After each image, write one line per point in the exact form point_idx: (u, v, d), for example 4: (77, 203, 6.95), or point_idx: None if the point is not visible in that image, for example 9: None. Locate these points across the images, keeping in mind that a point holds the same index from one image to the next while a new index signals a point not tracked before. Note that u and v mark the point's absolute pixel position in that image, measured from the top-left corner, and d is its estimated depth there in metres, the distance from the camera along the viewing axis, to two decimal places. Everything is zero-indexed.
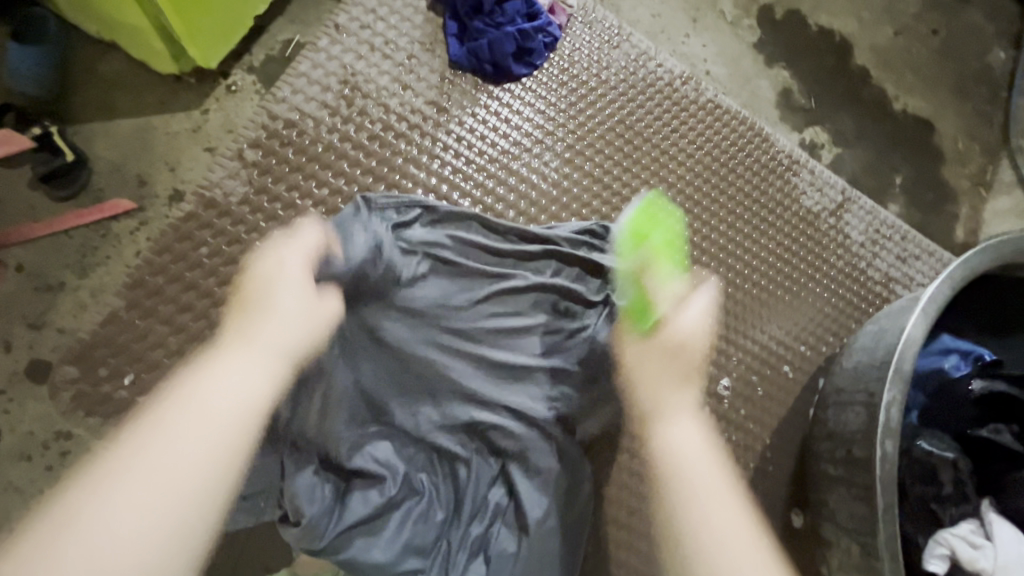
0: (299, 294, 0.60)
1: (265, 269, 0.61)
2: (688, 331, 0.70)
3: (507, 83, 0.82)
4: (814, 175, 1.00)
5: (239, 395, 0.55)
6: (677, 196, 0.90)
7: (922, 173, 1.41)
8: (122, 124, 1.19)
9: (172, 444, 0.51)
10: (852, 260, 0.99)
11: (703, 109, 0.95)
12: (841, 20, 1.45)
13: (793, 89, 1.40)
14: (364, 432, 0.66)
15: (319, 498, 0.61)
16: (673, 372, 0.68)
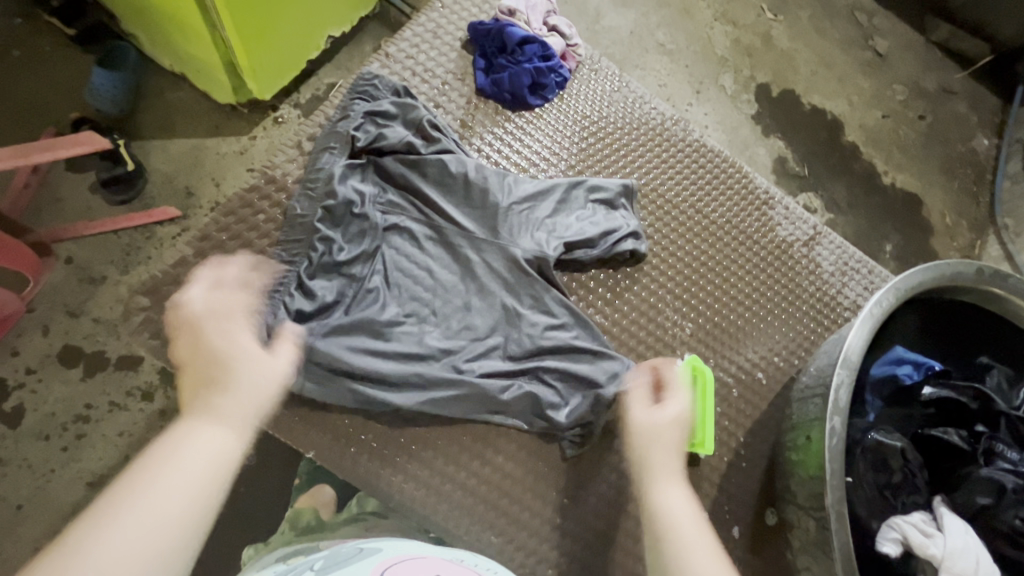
0: (276, 365, 0.67)
1: (232, 348, 0.65)
2: (670, 417, 0.75)
3: (522, 111, 0.97)
4: (788, 210, 1.13)
5: (194, 472, 0.56)
6: (664, 216, 1.03)
7: (911, 242, 1.57)
8: (183, 141, 1.40)
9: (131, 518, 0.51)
10: (823, 286, 1.10)
11: (690, 146, 1.10)
12: (832, 101, 1.64)
13: (788, 157, 1.58)
14: (389, 338, 0.78)
15: (366, 386, 0.75)
16: (673, 451, 0.74)
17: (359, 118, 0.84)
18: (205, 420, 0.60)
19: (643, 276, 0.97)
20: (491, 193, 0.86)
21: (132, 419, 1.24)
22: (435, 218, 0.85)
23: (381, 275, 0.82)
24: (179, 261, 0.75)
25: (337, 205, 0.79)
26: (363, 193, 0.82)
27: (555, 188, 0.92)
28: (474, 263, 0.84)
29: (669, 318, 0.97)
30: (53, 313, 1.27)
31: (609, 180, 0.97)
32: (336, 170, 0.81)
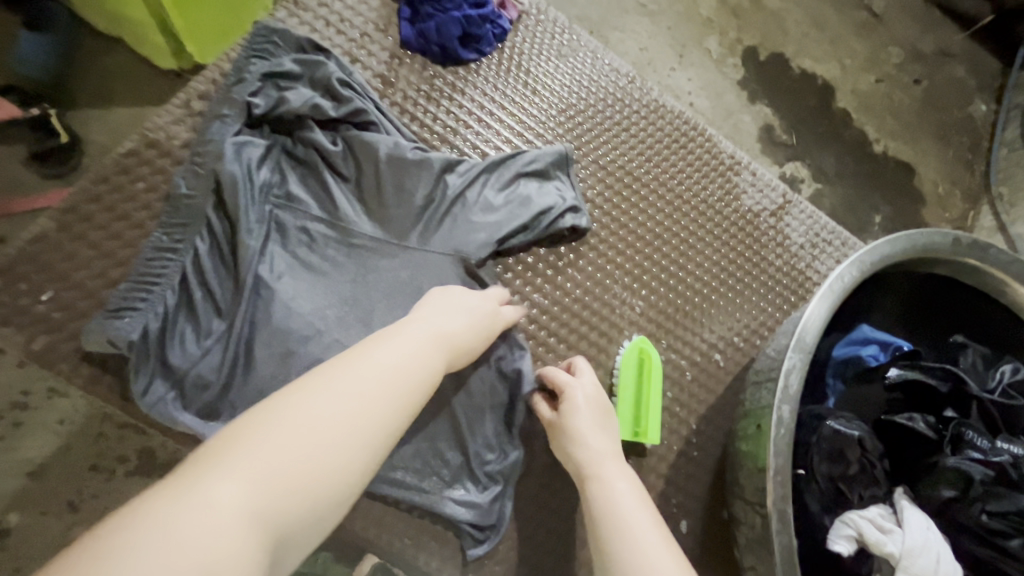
0: (483, 310, 0.70)
1: (456, 297, 0.69)
2: (587, 386, 0.74)
3: (454, 67, 0.87)
4: (756, 176, 1.04)
5: (389, 357, 0.55)
6: (617, 184, 0.94)
7: (901, 214, 1.48)
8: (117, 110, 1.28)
9: (321, 391, 0.50)
10: (791, 259, 1.02)
11: (646, 107, 1.00)
12: (823, 64, 1.52)
13: (775, 125, 1.47)
14: (281, 352, 0.66)
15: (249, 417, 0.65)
16: (597, 423, 0.71)
17: (254, 74, 0.73)
18: (421, 326, 0.61)
19: (588, 250, 0.88)
20: (409, 170, 0.75)
21: (74, 405, 1.10)
22: (339, 204, 0.73)
23: (276, 272, 0.69)
24: (38, 236, 0.65)
25: (226, 185, 0.68)
26: (251, 173, 0.70)
27: (479, 168, 0.81)
28: (392, 254, 0.73)
29: (618, 296, 0.89)
30: None
31: (541, 150, 0.87)
32: (221, 139, 0.69)
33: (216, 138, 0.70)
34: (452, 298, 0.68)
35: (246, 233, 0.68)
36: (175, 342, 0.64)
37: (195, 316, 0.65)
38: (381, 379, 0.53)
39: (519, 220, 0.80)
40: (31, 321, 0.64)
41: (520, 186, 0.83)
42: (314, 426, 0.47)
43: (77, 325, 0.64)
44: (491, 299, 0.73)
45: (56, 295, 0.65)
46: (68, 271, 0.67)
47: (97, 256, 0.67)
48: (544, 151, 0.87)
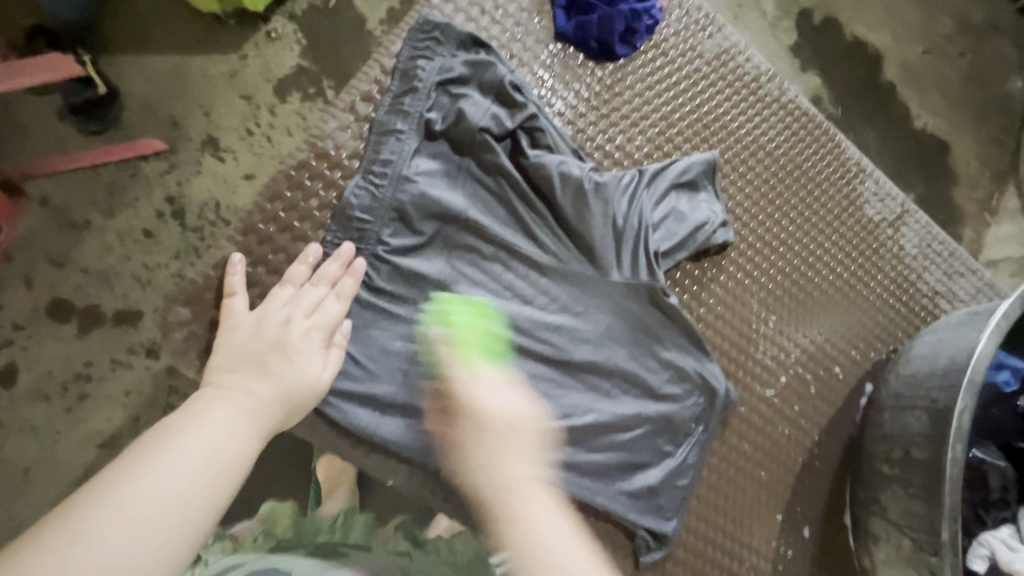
0: (313, 369, 0.64)
1: (276, 335, 0.64)
2: (515, 410, 0.70)
3: (610, 64, 0.82)
4: (879, 185, 0.99)
5: (197, 457, 0.53)
6: (755, 193, 0.90)
7: (936, 193, 1.42)
8: (160, 61, 1.19)
9: (164, 464, 0.52)
10: (905, 272, 0.99)
11: (784, 109, 0.94)
12: (876, 32, 1.42)
13: (824, 96, 1.40)
14: (461, 371, 0.71)
15: (446, 440, 0.70)
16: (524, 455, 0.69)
17: (426, 85, 0.73)
18: (239, 403, 0.59)
19: (730, 264, 0.87)
20: (586, 192, 0.76)
21: (139, 377, 1.14)
22: (506, 222, 0.75)
23: (452, 297, 0.72)
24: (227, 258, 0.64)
25: (413, 210, 0.71)
26: (427, 188, 0.72)
27: (634, 182, 0.79)
28: (560, 279, 0.75)
29: (753, 311, 0.88)
30: (33, 265, 1.14)
31: (690, 158, 0.83)
32: (401, 154, 0.72)
33: (395, 156, 0.72)
34: (290, 334, 0.65)
35: (426, 250, 0.73)
36: (371, 360, 0.70)
37: (389, 340, 0.71)
38: (200, 468, 0.52)
39: (673, 239, 0.80)
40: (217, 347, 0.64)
41: (672, 201, 0.81)
42: (159, 501, 0.49)
43: (245, 350, 0.63)
44: (332, 350, 0.67)
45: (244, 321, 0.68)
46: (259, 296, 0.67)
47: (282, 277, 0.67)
48: (691, 156, 0.84)
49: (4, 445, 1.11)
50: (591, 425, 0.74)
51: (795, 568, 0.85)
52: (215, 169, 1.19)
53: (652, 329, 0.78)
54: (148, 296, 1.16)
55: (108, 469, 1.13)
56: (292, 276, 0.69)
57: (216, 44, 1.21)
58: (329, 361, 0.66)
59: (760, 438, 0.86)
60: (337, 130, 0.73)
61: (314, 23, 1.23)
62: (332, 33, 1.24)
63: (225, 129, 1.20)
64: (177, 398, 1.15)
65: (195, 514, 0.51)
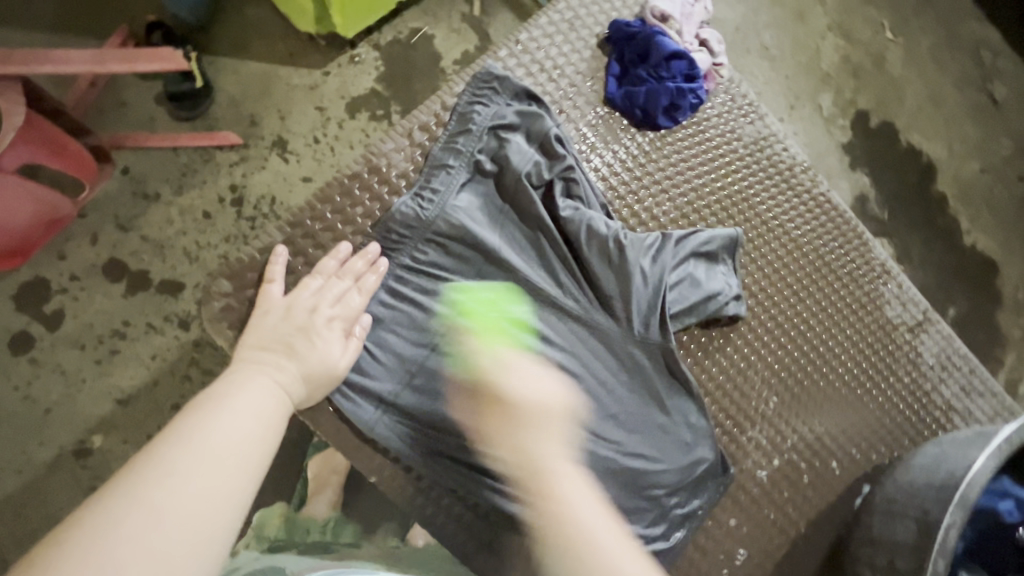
0: (335, 355, 0.71)
1: (303, 322, 0.70)
2: (331, 364, 0.70)
3: (651, 132, 0.88)
4: (902, 289, 0.99)
5: (251, 416, 0.59)
6: (774, 276, 0.93)
7: (978, 310, 1.40)
8: (254, 66, 1.33)
9: (219, 423, 0.57)
10: (918, 379, 0.97)
11: (814, 201, 0.97)
12: (932, 143, 1.45)
13: (869, 197, 1.42)
14: (464, 387, 0.76)
15: (437, 451, 0.73)
16: (270, 388, 0.63)
17: (480, 125, 0.80)
18: (274, 376, 0.65)
19: (737, 338, 0.89)
20: (610, 246, 0.81)
21: (167, 343, 1.22)
22: (530, 258, 0.80)
23: (469, 316, 0.77)
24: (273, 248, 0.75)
25: (448, 233, 0.77)
26: (465, 218, 0.78)
27: (657, 245, 0.83)
28: (570, 322, 0.80)
29: (755, 389, 0.89)
30: (101, 225, 1.25)
31: (715, 231, 0.87)
32: (447, 186, 0.78)
33: (443, 186, 0.79)
34: (316, 320, 0.71)
35: (453, 272, 0.78)
36: (383, 365, 0.74)
37: (405, 346, 0.75)
38: (255, 425, 0.59)
39: (686, 305, 0.83)
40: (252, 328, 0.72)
41: (691, 268, 0.85)
42: (227, 448, 0.55)
43: (275, 329, 0.69)
44: (351, 339, 0.73)
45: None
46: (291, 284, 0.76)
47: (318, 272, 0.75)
48: (715, 230, 0.88)
49: (35, 383, 1.20)
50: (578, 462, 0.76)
51: None
52: (279, 167, 1.31)
53: (652, 387, 0.81)
54: (195, 272, 1.25)
55: (117, 424, 1.20)
56: (323, 270, 0.75)
57: (305, 59, 1.34)
58: (349, 347, 0.72)
59: (744, 517, 0.86)
60: (391, 151, 0.80)
61: (395, 55, 1.36)
62: (409, 66, 1.36)
63: (295, 134, 1.32)
64: (197, 370, 1.22)
65: (257, 464, 0.56)
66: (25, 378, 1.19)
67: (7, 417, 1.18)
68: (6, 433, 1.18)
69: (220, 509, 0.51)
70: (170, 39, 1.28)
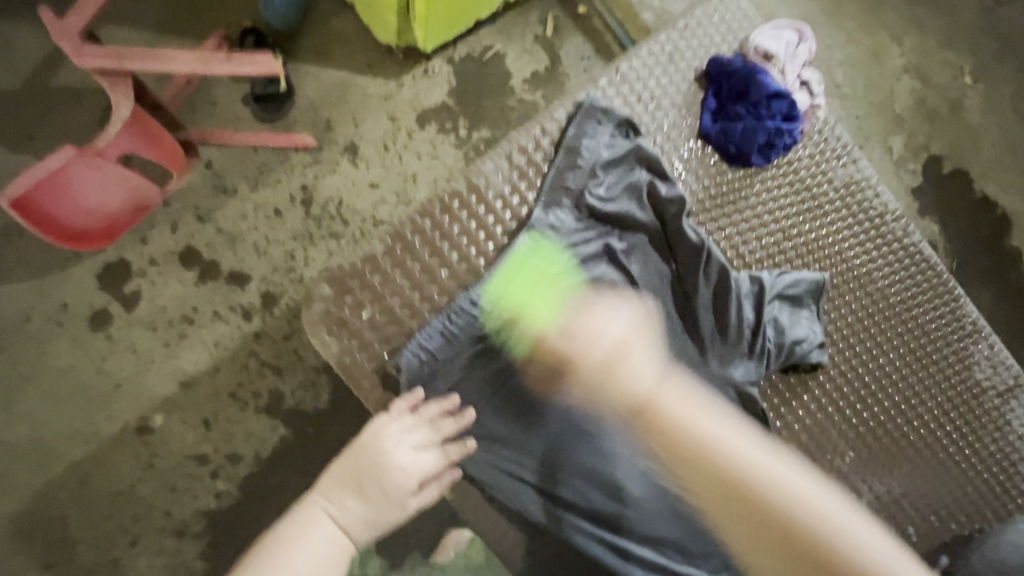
0: (406, 469, 0.70)
1: (375, 436, 0.70)
2: (410, 479, 0.70)
3: (742, 169, 0.87)
4: (994, 350, 0.94)
5: (341, 524, 0.67)
6: (858, 326, 0.89)
7: None
8: (336, 75, 1.38)
9: (299, 547, 0.65)
10: (1006, 449, 0.92)
11: (906, 252, 0.93)
12: (1008, 196, 1.39)
13: (938, 246, 1.36)
14: (545, 413, 0.75)
15: (515, 474, 0.74)
16: (348, 510, 0.68)
17: (587, 156, 0.81)
18: (361, 497, 0.68)
19: (817, 387, 0.86)
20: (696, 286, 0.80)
21: (231, 333, 1.27)
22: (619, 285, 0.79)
23: None
24: (367, 256, 0.77)
25: (542, 255, 0.78)
26: (559, 245, 0.78)
27: (745, 289, 0.82)
28: None
29: (832, 441, 0.86)
30: (182, 214, 1.31)
31: (802, 276, 0.85)
32: (544, 213, 0.79)
33: (541, 213, 0.79)
34: (392, 439, 0.70)
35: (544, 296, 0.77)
36: (469, 385, 0.75)
37: (492, 366, 0.76)
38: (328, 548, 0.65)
39: (769, 353, 0.82)
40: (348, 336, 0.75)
41: (777, 313, 0.83)
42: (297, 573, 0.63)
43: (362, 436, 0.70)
44: (423, 450, 0.71)
45: (372, 315, 0.76)
46: (380, 293, 0.77)
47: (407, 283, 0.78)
48: (806, 276, 0.85)
49: (109, 359, 1.26)
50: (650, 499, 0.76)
51: None
52: (350, 172, 1.35)
53: None
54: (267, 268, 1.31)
55: (180, 406, 1.25)
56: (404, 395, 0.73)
57: (385, 71, 1.39)
58: (418, 455, 0.70)
59: None
60: (487, 170, 0.81)
61: (469, 71, 1.40)
62: (482, 83, 1.39)
63: (370, 141, 1.37)
64: (255, 360, 1.26)
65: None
66: (100, 353, 1.26)
67: (80, 388, 1.24)
68: (78, 404, 1.24)
69: None
70: (262, 45, 1.35)
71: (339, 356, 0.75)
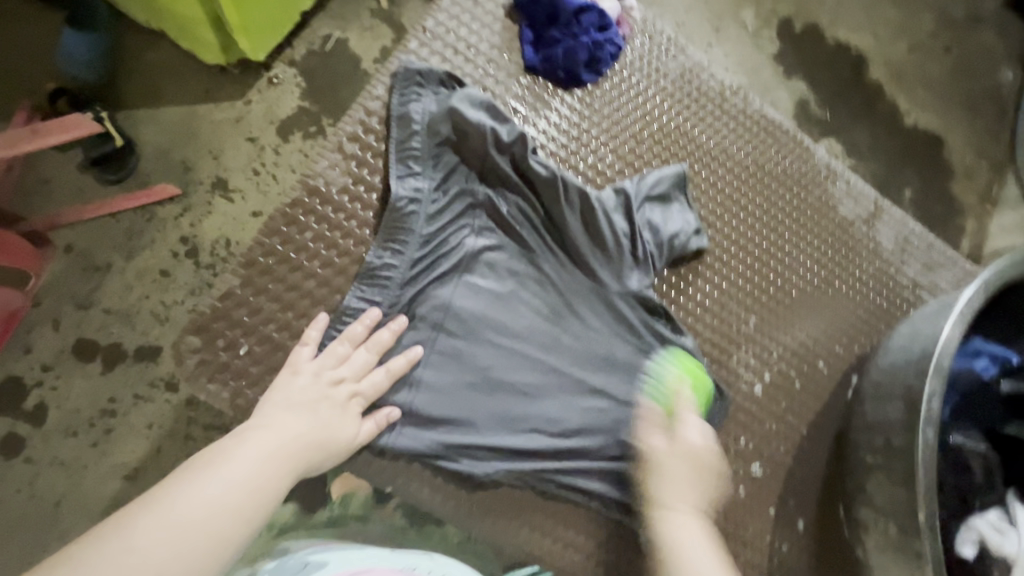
0: (349, 417, 0.67)
1: (318, 377, 0.67)
2: (349, 431, 0.66)
3: (579, 90, 0.89)
4: (850, 185, 1.03)
5: (261, 457, 0.57)
6: (727, 202, 0.95)
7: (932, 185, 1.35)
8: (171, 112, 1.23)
9: (219, 471, 0.55)
10: (882, 266, 1.01)
11: (750, 120, 0.99)
12: (859, 36, 1.39)
13: (809, 101, 1.34)
14: (465, 380, 0.75)
15: (455, 445, 0.73)
16: (279, 440, 0.60)
17: (421, 125, 0.79)
18: (277, 432, 0.60)
19: (705, 269, 0.92)
20: (569, 210, 0.81)
21: (160, 410, 1.15)
22: (494, 236, 0.79)
23: (460, 309, 0.76)
24: (228, 293, 0.74)
25: (412, 228, 0.76)
26: (424, 213, 0.76)
27: (611, 200, 0.84)
28: (549, 289, 0.80)
29: (733, 312, 0.92)
30: (57, 308, 1.16)
31: (662, 172, 0.89)
32: (400, 186, 0.76)
33: (399, 189, 0.77)
34: (301, 374, 0.67)
35: (426, 266, 0.76)
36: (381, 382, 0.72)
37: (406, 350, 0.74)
38: (251, 483, 0.55)
39: (653, 254, 0.85)
40: (232, 377, 0.73)
41: (649, 214, 0.86)
42: (210, 499, 0.52)
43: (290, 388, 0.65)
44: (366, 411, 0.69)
45: (249, 349, 0.74)
46: (254, 325, 0.75)
47: (278, 307, 0.76)
48: (666, 170, 0.89)
49: (34, 484, 1.11)
50: (586, 419, 0.78)
51: (790, 564, 0.87)
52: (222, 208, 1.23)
53: (640, 335, 0.83)
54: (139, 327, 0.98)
55: None
56: (304, 340, 0.70)
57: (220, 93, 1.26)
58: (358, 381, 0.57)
59: (749, 432, 0.90)
60: (325, 169, 0.79)
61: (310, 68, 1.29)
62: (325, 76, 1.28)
63: None
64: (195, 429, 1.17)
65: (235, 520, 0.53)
66: (27, 478, 1.11)
67: None
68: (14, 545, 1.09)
69: (193, 542, 0.49)
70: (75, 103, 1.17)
71: (234, 400, 0.73)
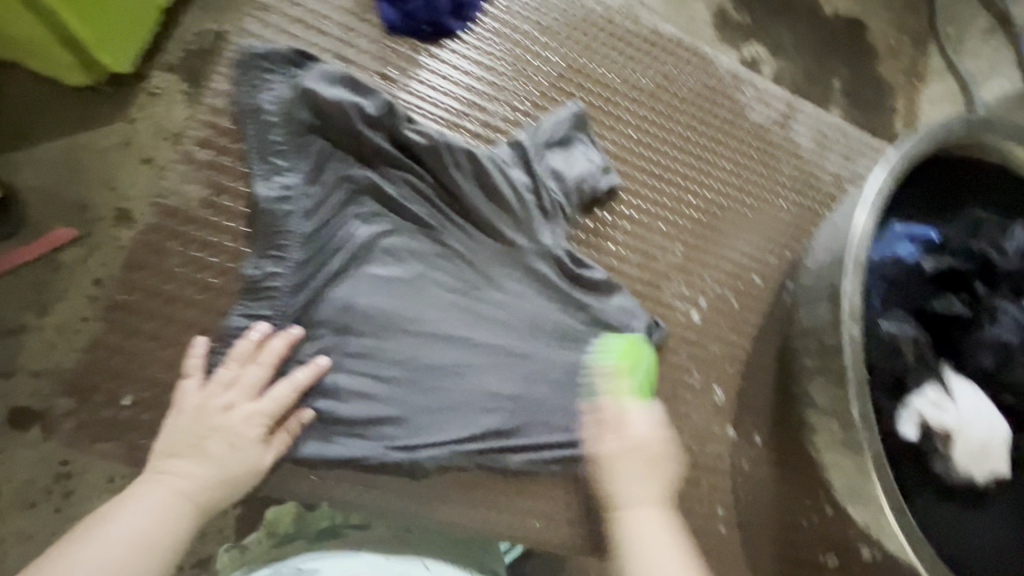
0: (253, 442, 0.64)
1: (208, 406, 0.63)
2: (255, 458, 0.63)
3: (449, 42, 0.83)
4: (759, 89, 0.99)
5: (147, 513, 0.55)
6: (634, 133, 0.91)
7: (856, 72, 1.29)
8: None
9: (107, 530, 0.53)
10: (804, 166, 0.99)
11: (642, 40, 0.94)
12: None
13: None
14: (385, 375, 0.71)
15: (388, 442, 0.70)
16: (175, 484, 0.58)
17: (278, 117, 0.72)
18: (167, 482, 0.58)
19: (622, 207, 0.88)
20: (460, 175, 0.76)
21: None
22: (387, 220, 0.74)
23: (362, 303, 0.71)
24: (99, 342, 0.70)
25: (291, 230, 0.70)
26: (302, 211, 0.71)
27: (506, 157, 0.80)
28: (456, 261, 0.76)
29: (659, 245, 0.89)
30: None
31: (557, 116, 0.84)
32: (268, 187, 0.71)
33: (269, 192, 0.71)
34: (186, 411, 0.63)
35: (316, 267, 0.71)
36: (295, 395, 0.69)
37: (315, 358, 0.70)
38: (140, 537, 0.54)
39: (562, 203, 0.81)
40: (125, 429, 0.70)
41: (548, 162, 0.82)
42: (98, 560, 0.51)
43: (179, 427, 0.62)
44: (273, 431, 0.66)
45: (135, 398, 0.70)
46: (138, 369, 0.71)
47: (160, 344, 0.71)
48: (559, 112, 0.84)
49: None
50: (521, 387, 0.75)
51: (756, 478, 0.88)
52: None
53: (562, 289, 0.79)
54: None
55: None
56: (188, 372, 0.66)
57: None
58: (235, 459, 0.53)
59: (692, 361, 0.89)
60: (180, 186, 0.74)
61: None
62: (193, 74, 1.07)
63: None
64: None
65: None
66: None
67: None
68: None
69: None
70: None
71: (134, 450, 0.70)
